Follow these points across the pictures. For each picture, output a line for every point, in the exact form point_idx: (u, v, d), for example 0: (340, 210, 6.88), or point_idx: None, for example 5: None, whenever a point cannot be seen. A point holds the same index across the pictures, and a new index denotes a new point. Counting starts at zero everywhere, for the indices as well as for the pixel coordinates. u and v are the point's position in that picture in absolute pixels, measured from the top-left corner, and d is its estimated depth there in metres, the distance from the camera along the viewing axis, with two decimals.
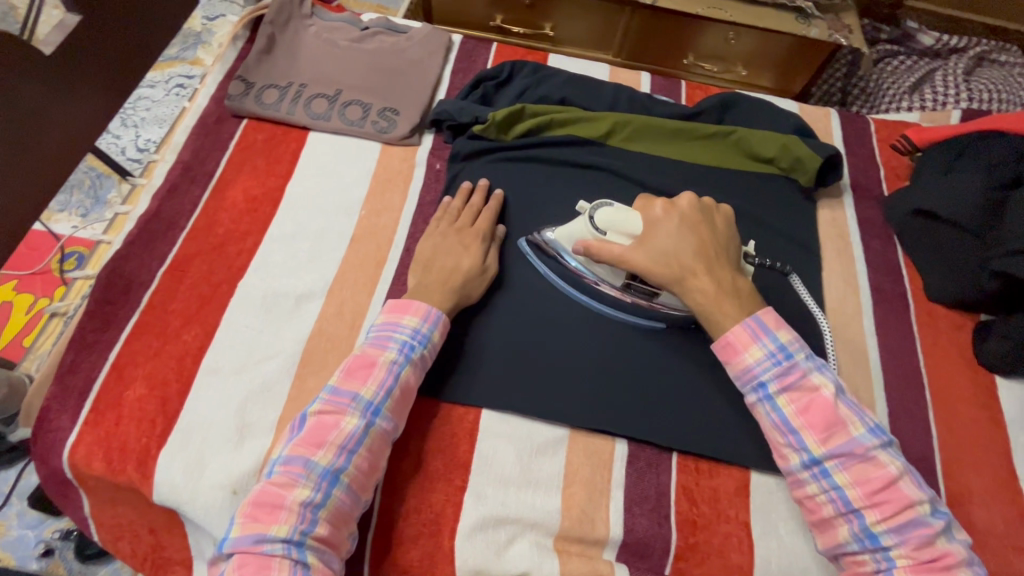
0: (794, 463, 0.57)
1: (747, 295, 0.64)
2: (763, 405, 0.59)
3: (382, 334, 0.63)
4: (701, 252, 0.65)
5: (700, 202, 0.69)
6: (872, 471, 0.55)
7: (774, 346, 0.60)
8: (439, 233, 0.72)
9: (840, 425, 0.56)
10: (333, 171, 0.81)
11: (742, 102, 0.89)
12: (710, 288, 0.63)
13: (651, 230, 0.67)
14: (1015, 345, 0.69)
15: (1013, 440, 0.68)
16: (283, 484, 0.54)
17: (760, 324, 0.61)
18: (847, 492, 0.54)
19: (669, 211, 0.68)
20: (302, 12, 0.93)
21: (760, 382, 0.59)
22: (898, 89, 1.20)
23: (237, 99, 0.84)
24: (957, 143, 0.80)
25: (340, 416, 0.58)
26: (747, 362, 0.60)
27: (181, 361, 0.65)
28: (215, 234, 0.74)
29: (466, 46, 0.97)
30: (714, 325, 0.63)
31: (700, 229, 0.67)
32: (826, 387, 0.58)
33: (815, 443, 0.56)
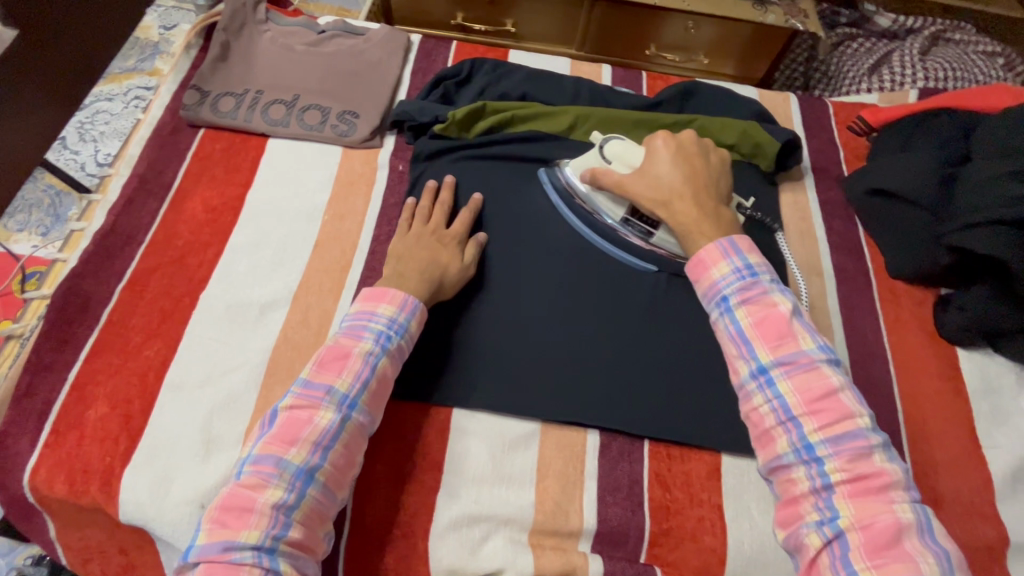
0: (743, 374, 0.56)
1: (726, 221, 0.66)
2: (723, 317, 0.59)
3: (356, 325, 0.62)
4: (691, 179, 0.69)
5: (700, 140, 0.73)
6: (816, 383, 0.53)
7: (740, 264, 0.60)
8: (413, 233, 0.71)
9: (791, 337, 0.55)
10: (294, 177, 0.80)
11: (702, 90, 0.90)
12: (691, 211, 0.66)
13: (649, 160, 0.71)
14: (972, 317, 0.70)
15: (975, 410, 0.70)
16: (254, 485, 0.52)
17: (730, 243, 0.61)
18: (789, 401, 0.53)
19: (668, 143, 0.72)
20: (256, 16, 0.91)
21: (723, 296, 0.59)
22: (858, 70, 1.20)
23: (192, 108, 0.83)
24: (910, 124, 0.83)
25: (313, 411, 0.56)
26: (712, 276, 0.60)
27: (143, 378, 0.64)
28: (174, 247, 0.73)
29: (426, 46, 0.96)
30: (690, 244, 0.65)
31: (693, 160, 0.70)
32: (785, 304, 0.57)
33: (764, 352, 0.55)
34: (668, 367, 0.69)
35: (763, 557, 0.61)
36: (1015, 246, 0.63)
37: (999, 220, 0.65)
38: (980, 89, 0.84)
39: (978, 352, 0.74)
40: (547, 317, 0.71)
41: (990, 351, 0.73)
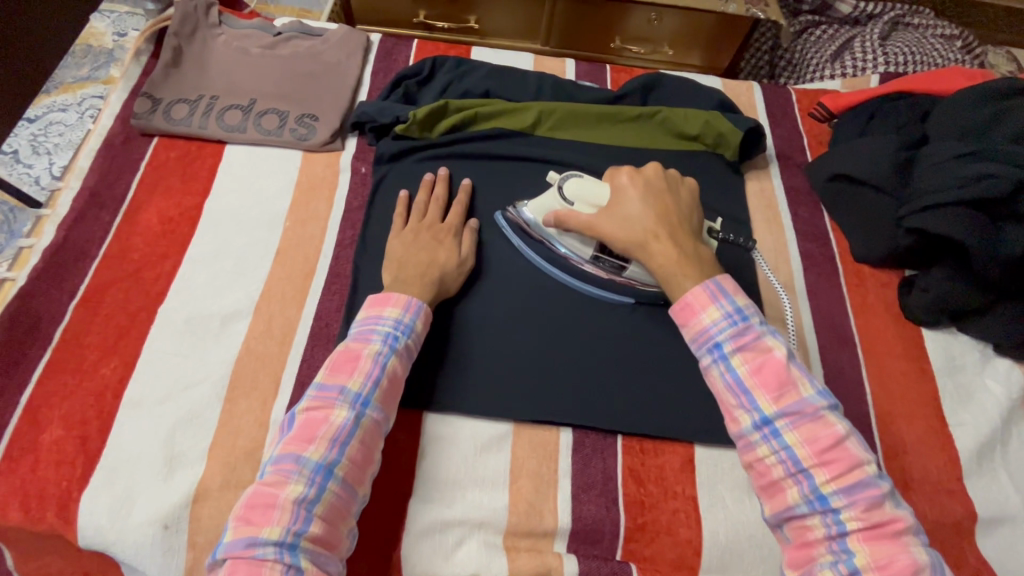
0: (745, 425, 0.55)
1: (707, 259, 0.63)
2: (717, 366, 0.57)
3: (365, 328, 0.61)
4: (664, 217, 0.66)
5: (665, 172, 0.70)
6: (821, 430, 0.53)
7: (731, 308, 0.58)
8: (410, 232, 0.71)
9: (791, 386, 0.54)
10: (253, 184, 0.78)
11: (664, 81, 0.90)
12: (671, 251, 0.63)
13: (616, 200, 0.68)
14: (934, 297, 0.71)
15: (941, 389, 0.71)
16: (275, 482, 0.52)
17: (718, 286, 0.59)
18: (797, 452, 0.52)
19: (634, 179, 0.69)
20: (209, 20, 0.89)
21: (715, 343, 0.57)
22: (821, 57, 1.22)
23: (144, 117, 0.80)
24: (868, 109, 0.84)
25: (328, 410, 0.56)
26: (703, 322, 0.58)
27: (99, 398, 0.62)
28: (129, 261, 0.71)
29: (386, 45, 0.95)
30: (675, 289, 0.62)
31: (663, 196, 0.67)
32: (779, 348, 0.56)
33: (767, 403, 0.54)
34: (638, 362, 0.69)
35: (738, 546, 0.61)
36: (968, 227, 0.65)
37: (951, 202, 0.66)
38: (935, 72, 0.86)
39: (942, 331, 0.74)
40: (516, 317, 0.70)
41: (953, 330, 0.74)
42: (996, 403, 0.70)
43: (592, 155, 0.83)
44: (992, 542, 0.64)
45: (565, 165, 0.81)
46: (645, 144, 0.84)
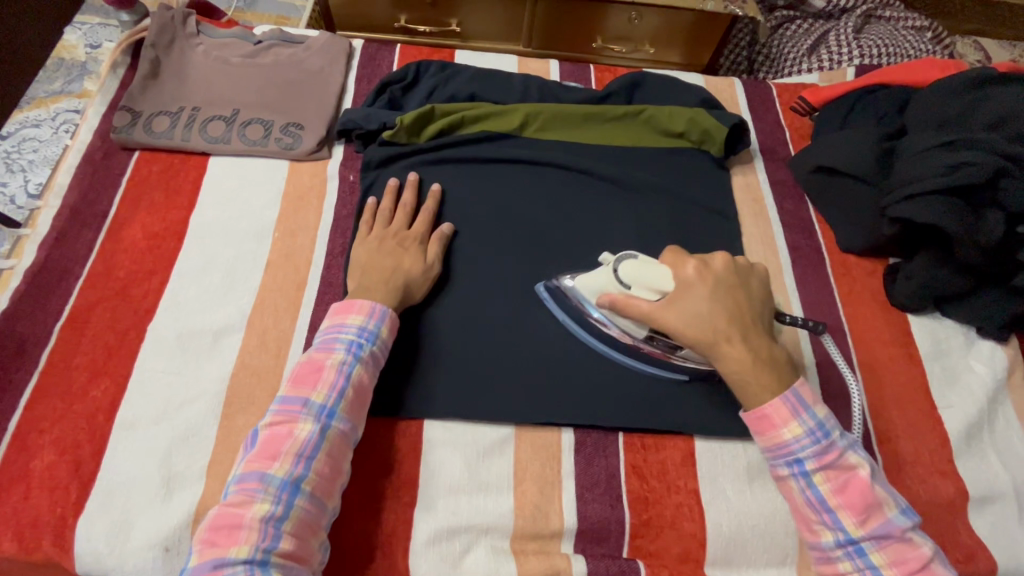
0: (826, 540, 0.56)
1: (784, 364, 0.60)
2: (797, 481, 0.57)
3: (329, 337, 0.62)
4: (737, 317, 0.61)
5: (734, 262, 0.65)
6: (909, 551, 0.54)
7: (813, 423, 0.57)
8: (374, 239, 0.70)
9: (876, 507, 0.55)
10: (240, 195, 0.77)
11: (648, 80, 0.91)
12: (745, 357, 0.59)
13: (683, 295, 0.62)
14: (919, 284, 0.73)
15: (929, 372, 0.73)
16: (239, 503, 0.53)
17: (799, 397, 0.57)
18: (884, 573, 0.53)
19: (702, 273, 0.63)
20: (187, 30, 0.87)
21: (797, 458, 0.57)
22: (798, 52, 1.24)
23: (124, 131, 0.79)
24: (849, 101, 0.86)
25: (292, 425, 0.57)
26: (783, 437, 0.57)
27: (91, 420, 0.61)
28: (115, 278, 0.70)
29: (369, 50, 0.94)
30: (748, 398, 0.59)
31: (736, 293, 0.62)
32: (862, 467, 0.56)
33: (853, 525, 0.55)
34: (635, 359, 0.69)
35: (741, 537, 0.62)
36: (950, 214, 0.66)
37: (933, 189, 0.67)
38: (910, 64, 0.88)
39: (928, 316, 0.76)
40: (513, 320, 0.70)
41: (938, 315, 0.76)
42: (982, 384, 0.72)
43: (580, 155, 0.83)
44: (985, 519, 0.66)
45: (554, 166, 0.81)
46: (632, 142, 0.85)
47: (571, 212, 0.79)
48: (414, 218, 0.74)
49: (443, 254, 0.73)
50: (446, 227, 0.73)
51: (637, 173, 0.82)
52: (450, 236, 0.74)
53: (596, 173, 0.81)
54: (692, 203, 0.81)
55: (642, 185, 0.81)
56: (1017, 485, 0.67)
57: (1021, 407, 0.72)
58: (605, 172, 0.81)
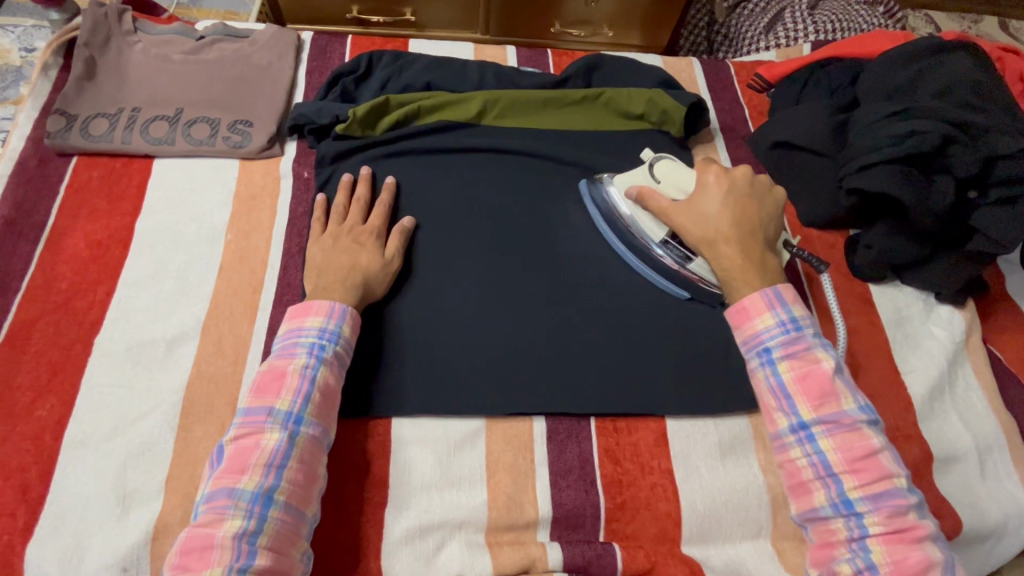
0: (781, 427, 0.59)
1: (770, 272, 0.65)
2: (763, 369, 0.60)
3: (289, 342, 0.60)
4: (740, 222, 0.67)
5: (752, 177, 0.70)
6: (856, 441, 0.56)
7: (785, 317, 0.61)
8: (329, 237, 0.68)
9: (833, 396, 0.58)
10: (189, 198, 0.74)
11: (606, 63, 0.90)
12: (737, 258, 0.65)
13: (700, 194, 0.69)
14: (879, 253, 0.74)
15: (892, 339, 0.74)
16: (210, 522, 0.51)
17: (776, 294, 0.62)
18: (829, 456, 0.56)
19: (720, 180, 0.69)
20: (123, 27, 0.83)
21: (766, 347, 0.61)
22: (755, 31, 1.22)
23: (59, 136, 0.75)
24: (805, 74, 0.86)
25: (258, 436, 0.55)
26: (756, 327, 0.62)
27: (38, 441, 0.58)
28: (57, 291, 0.66)
29: (319, 42, 0.91)
30: (731, 290, 0.65)
31: (746, 199, 0.68)
32: (827, 361, 0.59)
33: (807, 408, 0.58)
34: (605, 342, 0.69)
35: (716, 513, 0.62)
36: (905, 181, 0.67)
37: (887, 159, 0.68)
38: (863, 36, 0.89)
39: (888, 285, 0.78)
40: (479, 311, 0.69)
41: (898, 283, 0.78)
42: (941, 348, 0.74)
43: (540, 140, 0.82)
44: (948, 479, 0.67)
45: (514, 154, 0.80)
46: (592, 126, 0.84)
47: (534, 199, 0.78)
48: (369, 212, 0.72)
49: (404, 248, 0.71)
50: (407, 221, 0.71)
51: (598, 156, 0.81)
52: (411, 229, 0.72)
53: (557, 158, 0.80)
54: None
55: (604, 168, 0.80)
56: (979, 444, 0.69)
57: (981, 368, 0.74)
58: (566, 157, 0.80)
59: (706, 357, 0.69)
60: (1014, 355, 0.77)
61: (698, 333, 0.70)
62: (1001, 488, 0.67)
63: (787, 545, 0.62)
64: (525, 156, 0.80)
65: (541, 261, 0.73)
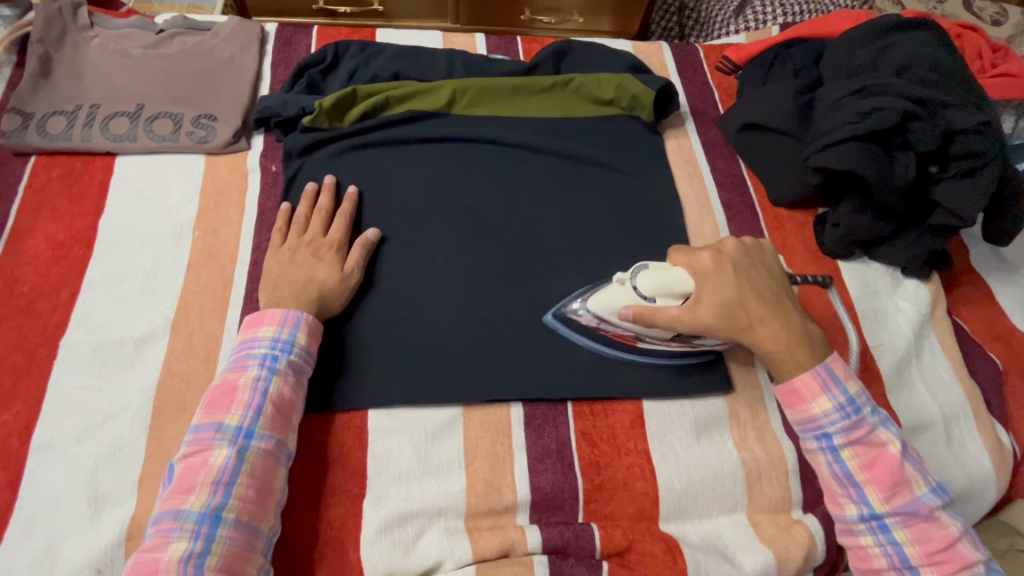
0: (850, 514, 0.59)
1: (816, 338, 0.63)
2: (825, 455, 0.60)
3: (241, 355, 0.59)
4: (763, 296, 0.63)
5: (742, 245, 0.66)
6: (933, 530, 0.57)
7: (843, 399, 0.60)
8: (288, 249, 0.66)
9: (905, 485, 0.58)
10: (153, 195, 0.73)
11: (575, 49, 0.89)
12: (780, 335, 0.62)
13: (704, 286, 0.62)
14: (845, 230, 0.75)
15: (861, 315, 0.75)
16: (157, 546, 0.50)
17: (831, 374, 0.61)
18: (905, 548, 0.57)
19: (719, 261, 0.63)
20: (78, 22, 0.80)
21: (826, 433, 0.60)
22: (725, 14, 1.22)
23: (15, 135, 0.73)
24: (769, 56, 0.87)
25: (206, 454, 0.54)
26: (814, 412, 0.60)
27: (5, 446, 0.57)
28: (18, 293, 0.65)
29: (284, 34, 0.89)
30: (782, 371, 0.62)
31: (755, 273, 0.64)
32: (893, 443, 0.59)
33: (878, 500, 0.58)
34: None
35: (692, 490, 0.63)
36: (867, 158, 0.68)
37: (851, 137, 0.69)
38: (827, 16, 0.89)
39: (857, 262, 0.79)
40: (453, 300, 0.69)
41: (866, 259, 0.79)
42: (908, 320, 0.75)
43: (513, 127, 0.82)
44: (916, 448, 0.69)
45: (485, 141, 0.80)
46: (562, 112, 0.84)
47: (506, 187, 0.77)
48: (331, 223, 0.70)
49: (366, 263, 0.69)
50: (371, 234, 0.70)
51: (568, 142, 0.81)
52: (376, 241, 0.70)
53: (527, 144, 0.80)
54: (626, 170, 0.80)
55: (574, 154, 0.80)
56: (945, 412, 0.71)
57: (947, 340, 0.76)
58: (537, 144, 0.80)
59: None
60: (977, 326, 0.79)
61: None
62: (967, 455, 0.69)
63: (761, 518, 0.63)
64: (496, 142, 0.80)
65: (514, 249, 0.73)
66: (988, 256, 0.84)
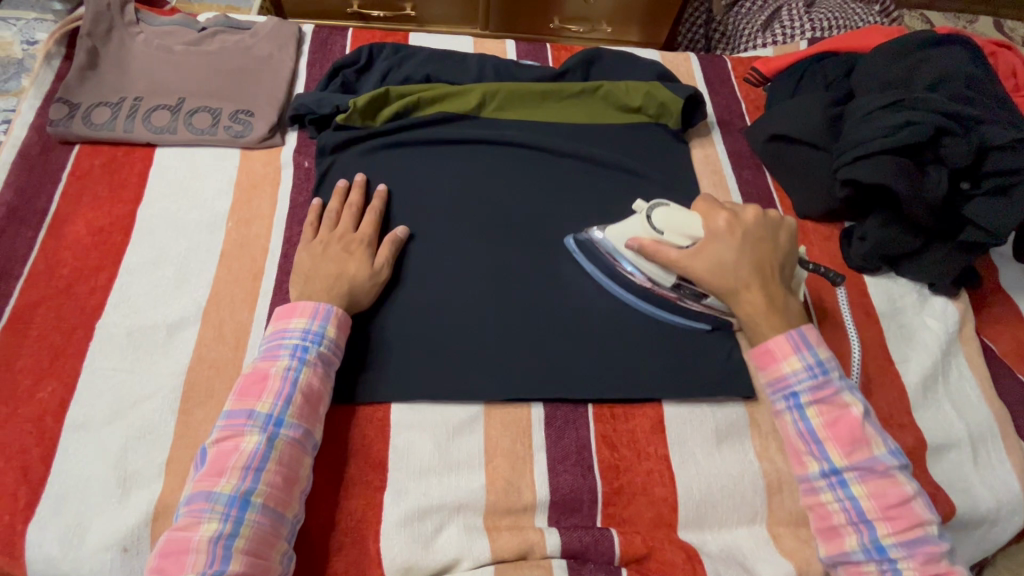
0: (811, 471, 0.59)
1: (795, 315, 0.64)
2: (791, 413, 0.60)
3: (273, 344, 0.60)
4: (760, 267, 0.65)
5: (764, 217, 0.68)
6: (889, 487, 0.56)
7: (812, 360, 0.61)
8: (319, 244, 0.68)
9: (864, 442, 0.58)
10: (189, 186, 0.75)
11: (604, 57, 0.91)
12: (761, 304, 0.63)
13: (710, 241, 0.66)
14: (873, 244, 0.74)
15: (886, 330, 0.75)
16: (187, 526, 0.51)
17: (803, 336, 0.62)
18: (861, 502, 0.56)
19: (732, 224, 0.67)
20: (125, 18, 0.83)
21: (793, 391, 0.61)
22: (752, 27, 1.23)
23: (61, 124, 0.75)
24: (799, 69, 0.88)
25: (238, 439, 0.55)
26: (783, 370, 0.61)
27: (39, 423, 0.58)
28: (58, 276, 0.67)
29: (320, 34, 0.92)
30: (754, 333, 0.64)
31: (762, 244, 0.66)
32: (855, 405, 0.59)
33: (838, 455, 0.58)
34: (604, 328, 0.69)
35: (712, 497, 0.62)
36: (899, 172, 0.68)
37: (881, 150, 0.69)
38: (857, 31, 0.90)
39: (883, 277, 0.78)
40: (480, 299, 0.70)
41: (893, 274, 0.78)
42: (936, 338, 0.74)
43: (542, 131, 0.83)
44: (942, 467, 0.68)
45: (514, 143, 0.81)
46: (590, 118, 0.85)
47: (534, 191, 0.78)
48: (361, 219, 0.72)
49: (394, 259, 0.70)
50: (399, 231, 0.71)
51: (595, 148, 0.82)
52: (404, 239, 0.71)
53: (555, 148, 0.81)
54: (652, 177, 0.81)
55: (601, 159, 0.81)
56: (971, 431, 0.69)
57: (975, 359, 0.74)
58: (564, 148, 0.81)
59: (706, 342, 0.69)
60: (1006, 347, 0.78)
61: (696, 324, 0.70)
62: (995, 476, 0.68)
63: (782, 530, 0.63)
64: (524, 145, 0.81)
65: (539, 251, 0.74)
66: (1019, 277, 0.82)
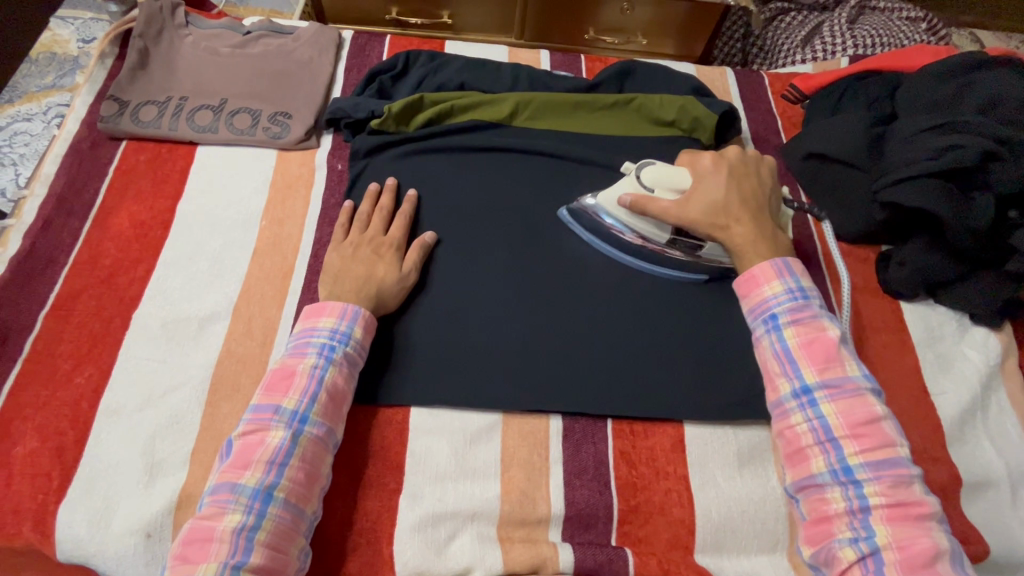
0: (783, 393, 0.59)
1: (782, 245, 0.67)
2: (769, 335, 0.61)
3: (301, 342, 0.61)
4: (747, 202, 0.68)
5: (744, 155, 0.72)
6: (858, 407, 0.57)
7: (794, 285, 0.63)
8: (349, 245, 0.69)
9: (838, 362, 0.58)
10: (227, 184, 0.77)
11: (639, 70, 0.90)
12: (750, 234, 0.66)
13: (697, 184, 0.69)
14: (912, 269, 0.72)
15: (922, 359, 0.72)
16: (213, 515, 0.52)
17: (786, 265, 0.64)
18: (831, 421, 0.56)
19: (716, 163, 0.70)
20: (175, 20, 0.86)
21: (772, 314, 0.62)
22: (792, 43, 1.21)
23: (111, 120, 0.78)
24: (840, 87, 0.85)
25: (264, 433, 0.55)
26: (764, 294, 0.63)
27: (75, 407, 0.61)
28: (101, 266, 0.69)
29: (359, 40, 0.94)
30: (744, 264, 0.66)
31: (747, 179, 0.70)
32: (832, 329, 0.60)
33: (810, 372, 0.58)
34: (626, 342, 0.68)
35: (731, 522, 0.61)
36: (944, 196, 0.66)
37: (925, 172, 0.67)
38: (902, 51, 0.87)
39: (921, 303, 0.76)
40: (504, 306, 0.70)
41: (931, 301, 0.76)
42: (975, 370, 0.71)
43: (573, 142, 0.83)
44: (977, 506, 0.65)
45: (545, 152, 0.81)
46: (623, 131, 0.84)
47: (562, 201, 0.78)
48: (391, 222, 0.73)
49: (421, 264, 0.71)
50: (428, 236, 0.71)
51: (626, 160, 0.81)
52: (432, 244, 0.72)
53: (585, 159, 0.80)
54: None
55: None
56: (1011, 471, 0.66)
57: (1017, 394, 0.71)
58: (594, 159, 0.80)
59: (731, 363, 0.68)
60: None
61: (720, 344, 0.69)
62: None
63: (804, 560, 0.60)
64: (555, 155, 0.81)
65: (564, 262, 0.73)
66: None
